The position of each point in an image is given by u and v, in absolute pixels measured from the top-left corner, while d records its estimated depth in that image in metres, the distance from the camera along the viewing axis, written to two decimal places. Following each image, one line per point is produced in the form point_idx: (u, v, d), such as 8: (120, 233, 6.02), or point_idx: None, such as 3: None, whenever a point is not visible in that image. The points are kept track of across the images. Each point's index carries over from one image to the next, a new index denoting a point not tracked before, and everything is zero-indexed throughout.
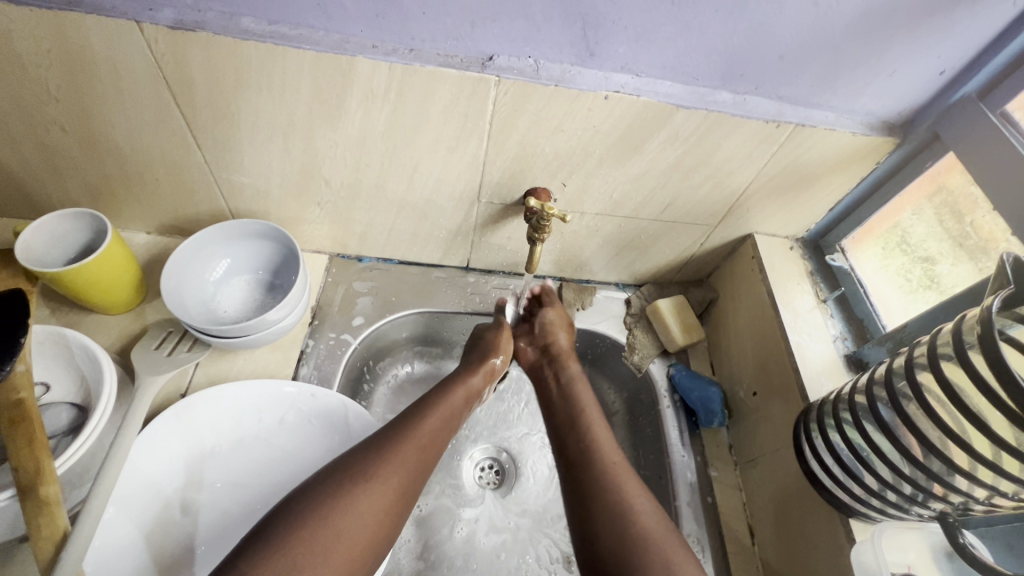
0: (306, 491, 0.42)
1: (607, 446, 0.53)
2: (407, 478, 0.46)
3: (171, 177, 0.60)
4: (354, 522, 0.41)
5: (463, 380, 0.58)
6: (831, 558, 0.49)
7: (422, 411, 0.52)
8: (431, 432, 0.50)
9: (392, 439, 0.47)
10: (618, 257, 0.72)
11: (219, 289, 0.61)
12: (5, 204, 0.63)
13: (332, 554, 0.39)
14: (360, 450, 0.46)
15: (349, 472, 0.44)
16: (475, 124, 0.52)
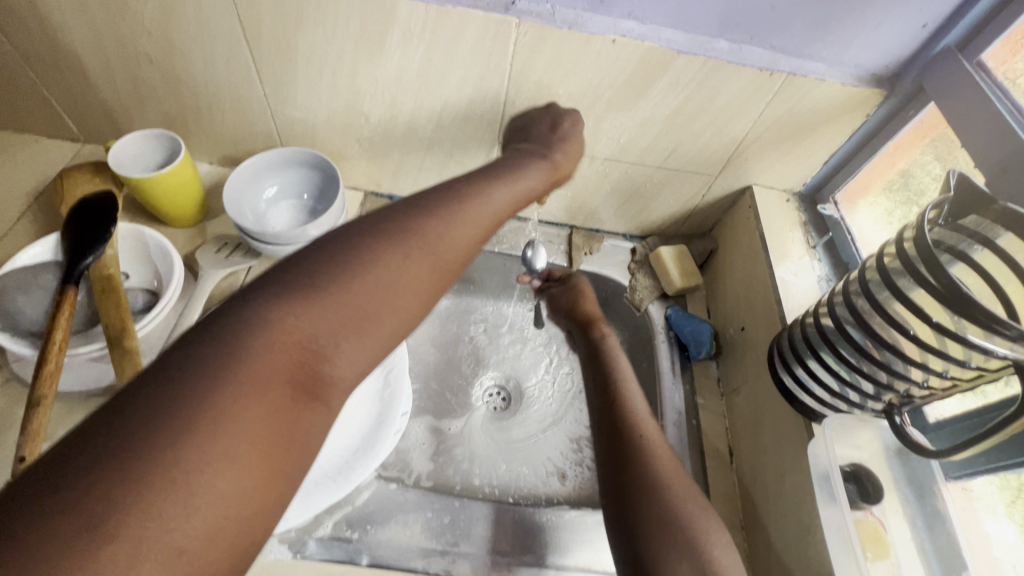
0: (332, 248, 0.37)
1: (636, 403, 0.57)
2: (448, 262, 0.41)
3: (234, 110, 0.69)
4: (386, 288, 0.37)
5: (511, 177, 0.51)
6: (793, 461, 0.53)
7: (470, 193, 0.45)
8: (478, 212, 0.45)
9: (433, 211, 0.42)
10: (625, 206, 0.78)
11: (268, 209, 0.70)
12: (96, 130, 0.74)
13: (367, 320, 0.36)
14: (400, 216, 0.40)
15: (385, 234, 0.38)
16: (497, 65, 0.59)
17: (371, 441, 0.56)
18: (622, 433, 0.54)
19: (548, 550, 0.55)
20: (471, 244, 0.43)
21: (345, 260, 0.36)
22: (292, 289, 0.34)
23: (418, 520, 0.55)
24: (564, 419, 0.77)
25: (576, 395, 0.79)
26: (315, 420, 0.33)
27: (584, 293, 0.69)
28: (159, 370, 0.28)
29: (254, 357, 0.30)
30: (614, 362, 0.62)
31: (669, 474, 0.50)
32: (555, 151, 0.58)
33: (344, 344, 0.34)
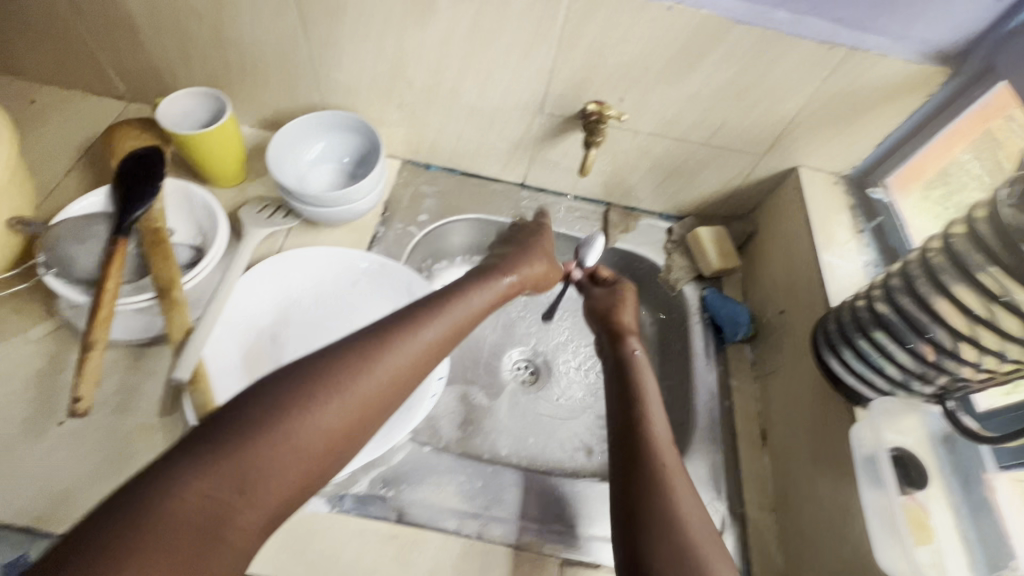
0: (261, 393, 0.39)
1: (656, 416, 0.51)
2: (377, 395, 0.42)
3: (279, 71, 0.69)
4: (310, 442, 0.38)
5: (464, 297, 0.52)
6: (833, 445, 0.53)
7: (413, 327, 0.46)
8: (417, 346, 0.45)
9: (367, 352, 0.43)
10: (665, 184, 0.77)
11: (308, 171, 0.70)
12: (141, 87, 0.75)
13: (277, 461, 0.37)
14: (323, 358, 0.42)
15: (313, 388, 0.40)
16: (547, 30, 0.58)
17: (409, 403, 0.57)
18: (638, 443, 0.48)
19: (579, 518, 0.56)
20: (397, 386, 0.44)
21: (258, 420, 0.38)
22: (211, 443, 0.36)
23: (450, 483, 0.56)
24: (591, 397, 0.77)
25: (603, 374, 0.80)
26: (223, 562, 0.35)
27: (620, 305, 0.66)
28: (82, 532, 0.31)
29: (161, 518, 0.33)
30: (637, 367, 0.56)
31: (683, 485, 0.45)
32: (518, 269, 0.60)
33: (261, 487, 0.36)
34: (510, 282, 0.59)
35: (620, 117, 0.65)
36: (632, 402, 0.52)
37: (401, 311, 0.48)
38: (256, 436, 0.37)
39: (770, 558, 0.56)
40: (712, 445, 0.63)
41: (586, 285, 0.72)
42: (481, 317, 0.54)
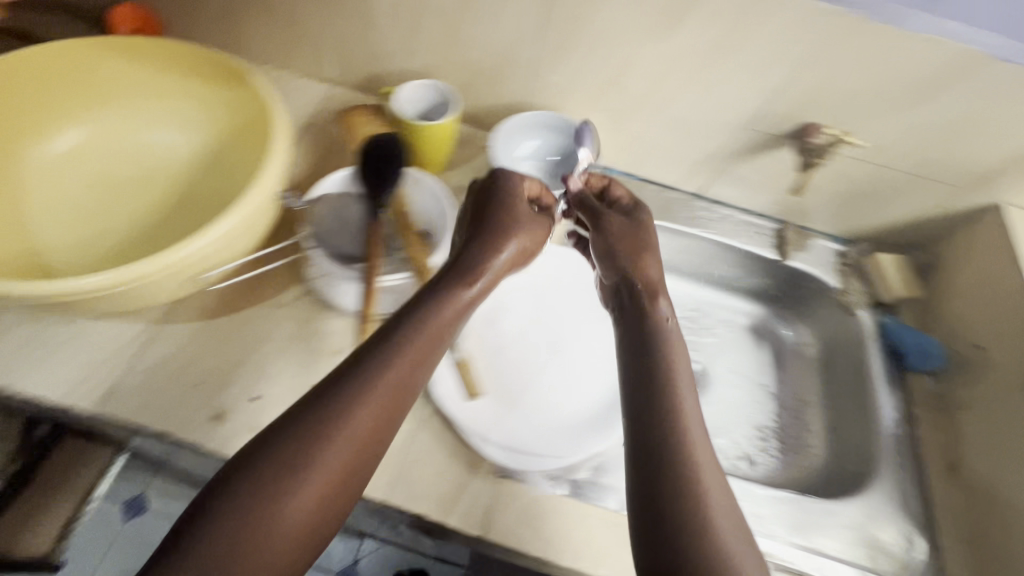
0: (242, 470, 0.41)
1: (686, 394, 0.47)
2: (356, 449, 0.43)
3: (496, 68, 0.72)
4: (294, 520, 0.39)
5: (432, 317, 0.49)
6: None
7: (371, 375, 0.45)
8: (381, 391, 0.44)
9: (341, 411, 0.43)
10: (849, 207, 0.77)
11: (514, 163, 0.72)
12: (351, 72, 0.79)
13: (270, 550, 0.38)
14: (292, 425, 0.42)
15: (283, 465, 0.40)
16: (791, 52, 0.59)
17: None
18: (672, 438, 0.44)
19: (779, 525, 0.59)
20: (369, 441, 0.43)
21: (247, 509, 0.39)
22: (214, 529, 0.38)
23: None
24: (749, 410, 0.80)
25: (759, 388, 0.82)
26: None
27: (645, 254, 0.59)
28: None
29: None
30: (667, 343, 0.51)
31: (714, 485, 0.42)
32: (517, 236, 0.56)
33: (255, 553, 0.38)
34: (495, 249, 0.55)
35: (856, 146, 0.63)
36: (657, 383, 0.47)
37: (358, 354, 0.47)
38: (241, 523, 0.38)
39: None
40: (902, 471, 0.63)
41: (589, 203, 0.64)
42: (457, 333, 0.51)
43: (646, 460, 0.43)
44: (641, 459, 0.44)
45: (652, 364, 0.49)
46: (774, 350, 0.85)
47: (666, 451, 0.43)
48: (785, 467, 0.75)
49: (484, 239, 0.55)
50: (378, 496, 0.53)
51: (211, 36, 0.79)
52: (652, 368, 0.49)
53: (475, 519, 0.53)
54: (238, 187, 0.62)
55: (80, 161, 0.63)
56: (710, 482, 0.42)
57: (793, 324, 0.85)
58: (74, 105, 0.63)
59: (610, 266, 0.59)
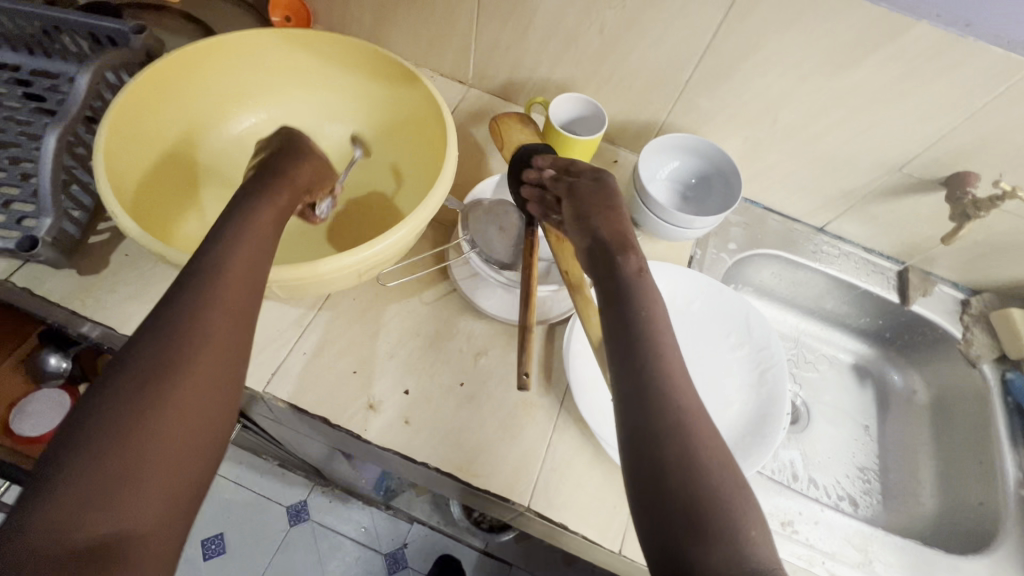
0: (100, 401, 0.35)
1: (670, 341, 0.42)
2: (233, 328, 0.40)
3: (644, 88, 0.72)
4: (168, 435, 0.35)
5: (260, 209, 0.46)
6: None
7: (213, 270, 0.40)
8: (234, 284, 0.41)
9: (194, 307, 0.38)
10: (984, 258, 0.75)
11: (652, 183, 0.73)
12: (491, 77, 0.81)
13: (164, 438, 0.35)
14: (182, 318, 0.38)
15: (150, 375, 0.36)
16: (968, 101, 0.58)
17: (760, 432, 0.59)
18: (652, 397, 0.39)
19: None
20: (238, 324, 0.40)
21: (131, 401, 0.35)
22: (75, 461, 0.32)
23: (786, 512, 0.59)
24: (852, 449, 0.80)
25: (861, 429, 0.82)
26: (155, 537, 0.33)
27: (612, 212, 0.50)
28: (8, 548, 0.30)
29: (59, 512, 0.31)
30: (642, 294, 0.44)
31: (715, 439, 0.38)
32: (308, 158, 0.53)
33: (145, 470, 0.33)
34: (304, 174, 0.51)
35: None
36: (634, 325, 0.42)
37: (201, 250, 0.42)
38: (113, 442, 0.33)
39: None
40: None
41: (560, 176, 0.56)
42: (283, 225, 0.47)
43: (638, 439, 0.37)
44: (634, 434, 0.38)
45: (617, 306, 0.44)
46: (877, 394, 0.85)
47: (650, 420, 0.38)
48: (890, 513, 0.74)
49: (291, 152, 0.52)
50: (521, 500, 0.54)
51: (360, 31, 0.82)
52: (617, 312, 0.43)
53: (614, 533, 0.54)
54: (402, 195, 0.65)
55: (250, 142, 0.67)
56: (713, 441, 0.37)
57: (903, 369, 0.84)
58: (248, 92, 0.66)
59: (583, 231, 0.50)
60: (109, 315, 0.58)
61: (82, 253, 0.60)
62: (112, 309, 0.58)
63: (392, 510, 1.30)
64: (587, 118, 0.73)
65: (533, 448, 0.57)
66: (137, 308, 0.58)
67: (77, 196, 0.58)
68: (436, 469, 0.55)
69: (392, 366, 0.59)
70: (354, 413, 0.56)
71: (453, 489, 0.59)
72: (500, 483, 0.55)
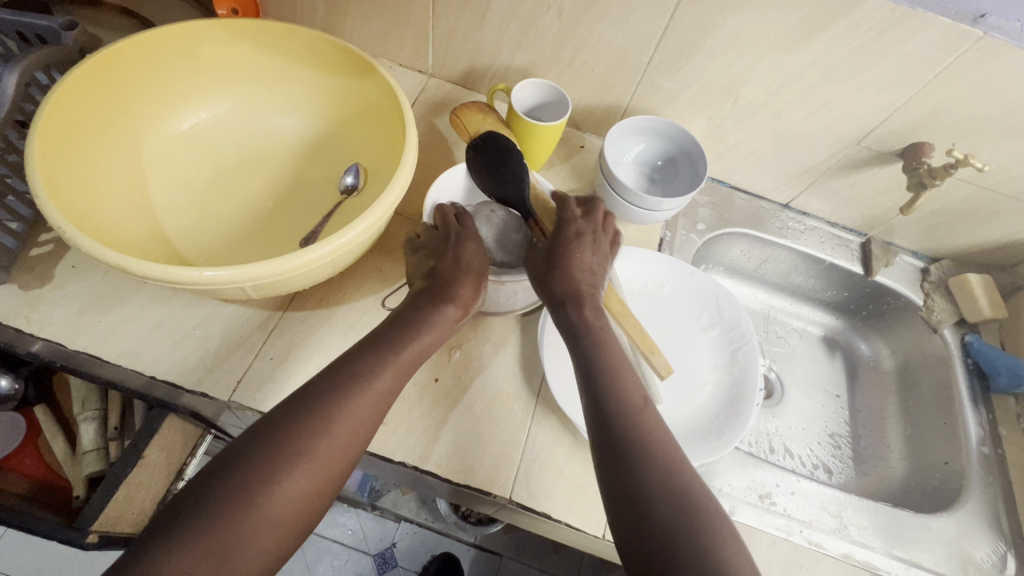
0: (225, 471, 0.39)
1: (629, 380, 0.48)
2: (362, 432, 0.44)
3: (607, 71, 0.72)
4: (282, 511, 0.39)
5: (429, 327, 0.50)
6: None
7: (362, 373, 0.45)
8: (370, 398, 0.45)
9: (329, 400, 0.43)
10: (941, 226, 0.77)
11: (619, 168, 0.73)
12: (453, 65, 0.79)
13: (273, 520, 0.39)
14: (317, 403, 0.43)
15: (273, 459, 0.40)
16: (920, 74, 0.60)
17: (734, 409, 0.60)
18: (642, 441, 0.44)
19: (878, 538, 0.60)
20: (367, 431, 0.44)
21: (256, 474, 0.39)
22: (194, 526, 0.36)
23: (761, 486, 0.60)
24: (823, 418, 0.82)
25: (831, 397, 0.84)
26: None
27: (574, 250, 0.55)
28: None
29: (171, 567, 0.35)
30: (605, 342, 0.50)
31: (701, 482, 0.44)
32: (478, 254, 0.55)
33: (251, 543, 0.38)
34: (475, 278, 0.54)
35: (981, 169, 0.62)
36: (604, 372, 0.48)
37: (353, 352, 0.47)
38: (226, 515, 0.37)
39: None
40: (989, 490, 0.65)
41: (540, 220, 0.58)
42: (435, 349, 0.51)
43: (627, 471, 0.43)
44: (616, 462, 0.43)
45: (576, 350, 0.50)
46: (843, 365, 0.87)
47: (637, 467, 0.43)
48: (862, 477, 0.76)
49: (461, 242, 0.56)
50: (503, 493, 0.54)
51: (313, 22, 0.79)
52: (589, 359, 0.49)
53: (597, 519, 0.54)
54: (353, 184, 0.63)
55: (207, 137, 0.65)
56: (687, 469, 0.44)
57: (869, 338, 0.86)
58: (200, 89, 0.64)
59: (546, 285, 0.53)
60: (59, 332, 0.55)
61: (23, 266, 0.57)
62: (63, 325, 0.55)
63: (378, 511, 1.29)
64: (549, 104, 0.72)
65: (512, 439, 0.56)
66: (90, 322, 0.55)
67: (13, 207, 0.56)
68: (415, 467, 0.54)
69: None
70: None
71: (433, 487, 0.58)
72: (479, 478, 0.54)
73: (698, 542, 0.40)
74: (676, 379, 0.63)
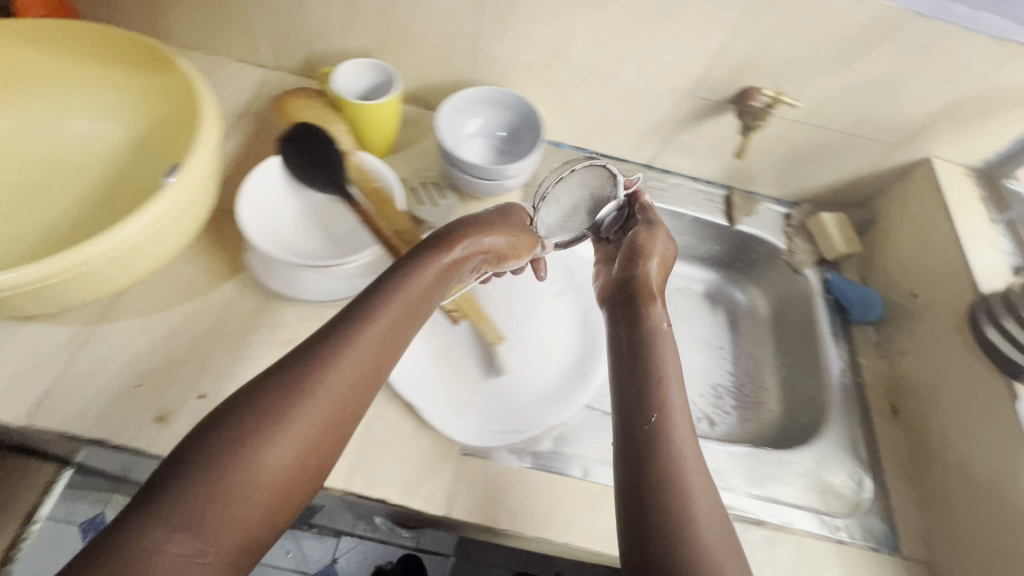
0: (209, 436, 0.40)
1: (672, 374, 0.49)
2: (335, 410, 0.43)
3: (439, 46, 0.70)
4: (265, 480, 0.40)
5: (403, 286, 0.49)
6: (984, 430, 0.58)
7: (333, 350, 0.44)
8: (349, 377, 0.44)
9: (307, 374, 0.43)
10: (792, 169, 0.79)
11: (463, 142, 0.71)
12: (288, 55, 0.76)
13: (250, 491, 0.39)
14: (287, 374, 0.42)
15: (255, 423, 0.40)
16: (726, 15, 0.60)
17: (581, 369, 0.61)
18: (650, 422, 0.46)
19: (738, 478, 0.60)
20: (354, 403, 0.44)
21: (237, 446, 0.39)
22: (178, 490, 0.37)
23: None
24: (707, 370, 0.82)
25: (714, 350, 0.84)
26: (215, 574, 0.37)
27: (646, 235, 0.61)
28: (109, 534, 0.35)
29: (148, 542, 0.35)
30: (655, 336, 0.52)
31: (690, 473, 0.44)
32: (512, 228, 0.57)
33: (229, 511, 0.38)
34: (504, 238, 0.56)
35: (793, 106, 0.67)
36: (643, 356, 0.50)
37: (337, 321, 0.46)
38: (219, 472, 0.38)
39: (914, 521, 0.60)
40: (849, 418, 0.66)
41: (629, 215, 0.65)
42: (427, 304, 0.50)
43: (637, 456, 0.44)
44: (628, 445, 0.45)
45: (623, 333, 0.54)
46: (724, 316, 0.87)
47: (667, 517, 0.41)
48: (743, 423, 0.77)
49: (483, 220, 0.56)
50: (338, 485, 0.51)
51: (136, 26, 0.75)
52: (636, 347, 0.51)
53: (440, 499, 0.52)
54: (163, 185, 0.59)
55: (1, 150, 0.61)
56: (689, 470, 0.44)
57: (745, 287, 0.88)
58: None
59: (625, 266, 0.59)
60: None
61: None
62: None
63: (314, 530, 1.24)
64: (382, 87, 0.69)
65: None
66: None
67: None
68: None
69: (185, 371, 0.55)
70: (141, 430, 0.51)
71: None
72: None
73: (703, 556, 0.40)
74: (528, 347, 0.63)
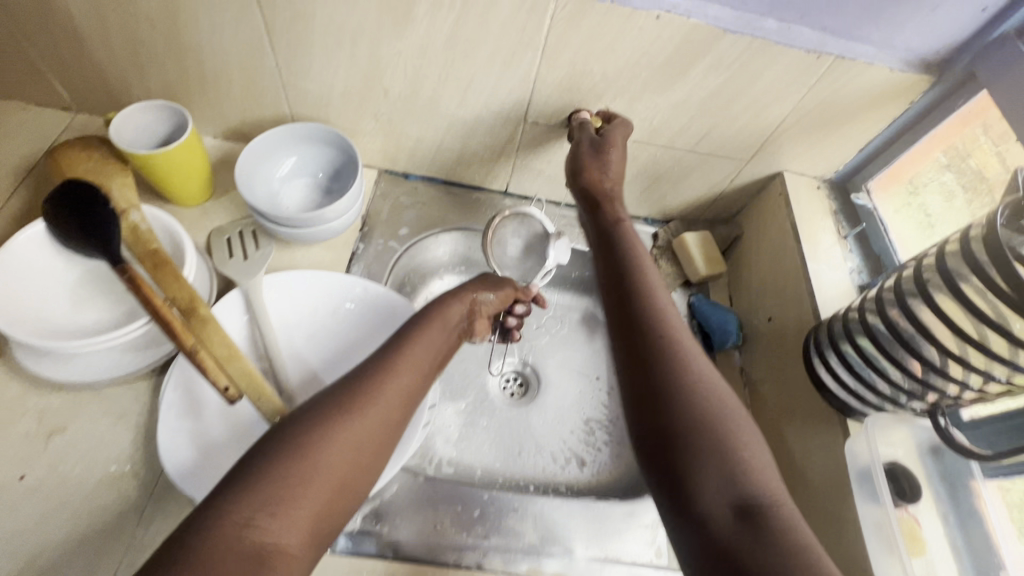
0: (276, 438, 0.39)
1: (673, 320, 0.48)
2: (389, 411, 0.42)
3: (244, 82, 0.64)
4: (329, 467, 0.37)
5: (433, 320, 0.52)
6: (824, 468, 0.54)
7: (385, 361, 0.46)
8: (401, 382, 0.44)
9: (371, 378, 0.43)
10: (651, 189, 0.75)
11: (282, 186, 0.66)
12: (88, 97, 0.69)
13: (315, 484, 0.36)
14: (354, 380, 0.43)
15: (325, 417, 0.40)
16: (531, 39, 0.56)
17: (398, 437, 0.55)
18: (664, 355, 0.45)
19: (579, 538, 0.55)
20: (403, 407, 0.44)
21: (304, 437, 0.38)
22: (259, 480, 0.35)
23: (446, 513, 0.55)
24: (581, 404, 0.78)
25: (591, 381, 0.80)
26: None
27: (596, 162, 0.59)
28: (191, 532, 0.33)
29: (224, 529, 0.33)
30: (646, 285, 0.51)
31: (726, 403, 0.43)
32: (496, 286, 0.61)
33: (295, 498, 0.35)
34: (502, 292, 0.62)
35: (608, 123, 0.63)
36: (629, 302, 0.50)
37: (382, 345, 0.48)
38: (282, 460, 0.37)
39: None
40: None
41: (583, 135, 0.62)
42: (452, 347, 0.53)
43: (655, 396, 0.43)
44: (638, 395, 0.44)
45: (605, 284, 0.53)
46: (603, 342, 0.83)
47: (709, 446, 0.40)
48: (613, 459, 0.73)
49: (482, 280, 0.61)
50: None
51: None
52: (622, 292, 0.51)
53: None
54: None
55: None
56: (720, 399, 0.43)
57: None
58: None
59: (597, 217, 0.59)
60: None
61: None
62: None
63: None
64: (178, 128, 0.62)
65: (120, 529, 0.48)
66: None
67: None
68: None
69: None
70: None
71: None
72: None
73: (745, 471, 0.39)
74: None
